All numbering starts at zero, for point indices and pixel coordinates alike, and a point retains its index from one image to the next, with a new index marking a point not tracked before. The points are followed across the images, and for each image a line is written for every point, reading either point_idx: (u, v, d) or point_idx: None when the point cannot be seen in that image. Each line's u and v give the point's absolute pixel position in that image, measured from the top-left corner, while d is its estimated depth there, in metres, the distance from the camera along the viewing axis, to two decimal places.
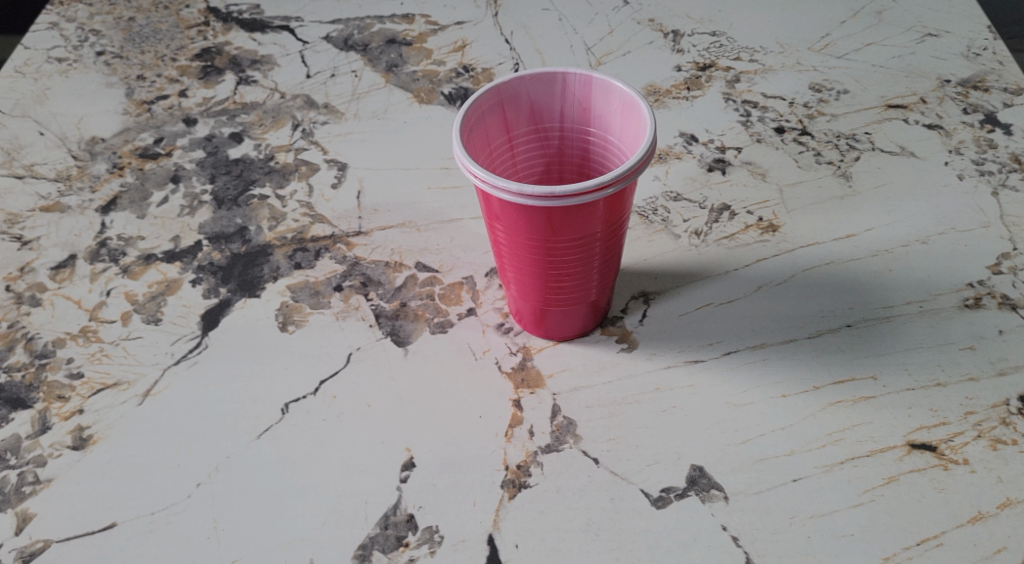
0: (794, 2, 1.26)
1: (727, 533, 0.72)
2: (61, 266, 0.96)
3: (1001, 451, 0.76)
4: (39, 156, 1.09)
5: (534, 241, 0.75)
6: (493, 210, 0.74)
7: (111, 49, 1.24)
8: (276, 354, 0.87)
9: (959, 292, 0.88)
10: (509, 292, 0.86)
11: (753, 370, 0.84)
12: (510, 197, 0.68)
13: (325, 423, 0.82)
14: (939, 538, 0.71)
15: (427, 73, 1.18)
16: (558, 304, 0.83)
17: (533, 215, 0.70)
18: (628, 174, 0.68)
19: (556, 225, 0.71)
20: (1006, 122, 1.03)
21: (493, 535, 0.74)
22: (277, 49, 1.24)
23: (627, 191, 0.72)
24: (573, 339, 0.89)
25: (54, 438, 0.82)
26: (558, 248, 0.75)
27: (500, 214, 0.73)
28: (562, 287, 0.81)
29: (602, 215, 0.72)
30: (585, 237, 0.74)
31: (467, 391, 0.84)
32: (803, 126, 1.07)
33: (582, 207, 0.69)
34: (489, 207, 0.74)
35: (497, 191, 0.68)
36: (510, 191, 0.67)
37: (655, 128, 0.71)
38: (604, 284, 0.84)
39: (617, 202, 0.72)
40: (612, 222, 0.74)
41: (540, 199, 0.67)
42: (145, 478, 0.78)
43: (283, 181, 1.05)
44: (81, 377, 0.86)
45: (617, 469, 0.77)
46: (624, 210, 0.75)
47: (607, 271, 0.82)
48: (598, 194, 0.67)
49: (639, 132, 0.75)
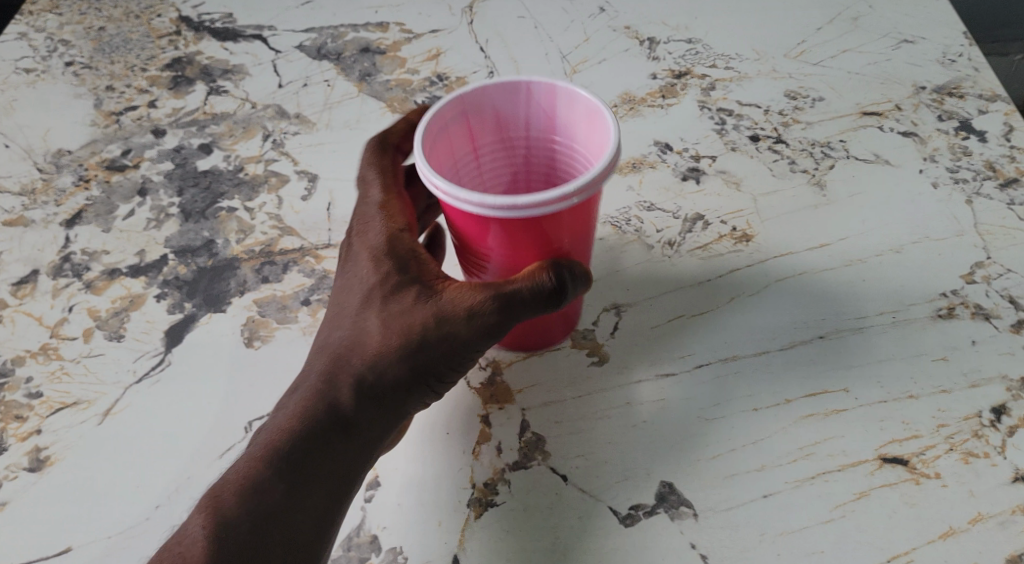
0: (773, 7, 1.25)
1: (696, 551, 0.72)
2: (23, 281, 0.95)
3: (973, 464, 0.75)
4: (3, 169, 1.07)
5: (499, 252, 0.73)
6: (456, 222, 0.72)
7: (80, 59, 1.22)
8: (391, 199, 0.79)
9: (932, 301, 0.87)
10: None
11: (725, 383, 0.83)
12: (471, 208, 0.67)
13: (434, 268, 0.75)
14: (909, 554, 0.71)
15: (400, 83, 1.17)
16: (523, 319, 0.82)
17: (496, 225, 0.69)
18: (591, 183, 0.67)
19: (519, 233, 0.70)
20: (981, 129, 1.03)
21: (459, 555, 0.73)
22: (249, 57, 1.22)
23: (592, 201, 0.71)
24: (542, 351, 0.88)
25: (10, 460, 0.80)
26: (521, 260, 0.74)
27: (463, 224, 0.72)
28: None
29: (566, 225, 0.71)
30: (550, 248, 0.73)
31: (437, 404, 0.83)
32: (777, 134, 1.06)
33: (546, 217, 0.68)
34: (452, 218, 0.72)
35: (459, 203, 0.67)
36: (472, 202, 0.66)
37: (620, 138, 0.70)
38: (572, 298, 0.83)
39: (581, 213, 0.71)
40: (577, 234, 0.73)
41: (502, 209, 0.66)
42: (104, 500, 0.77)
43: (253, 193, 1.03)
44: (40, 397, 0.84)
45: (585, 486, 0.76)
46: (590, 221, 0.74)
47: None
48: (561, 203, 0.66)
49: (604, 142, 0.74)
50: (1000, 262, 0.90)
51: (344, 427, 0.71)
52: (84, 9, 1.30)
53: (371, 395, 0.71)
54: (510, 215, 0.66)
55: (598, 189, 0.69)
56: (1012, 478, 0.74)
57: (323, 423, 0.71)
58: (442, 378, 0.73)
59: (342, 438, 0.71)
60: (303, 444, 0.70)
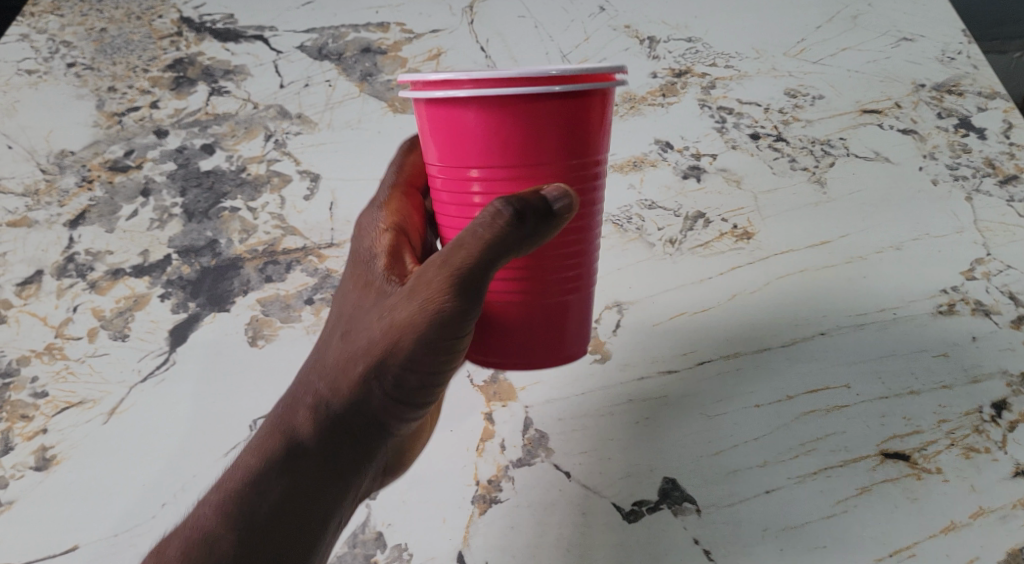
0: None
1: (700, 545, 0.79)
2: (28, 282, 0.97)
3: (974, 459, 0.80)
4: (6, 170, 1.06)
5: (473, 178, 0.65)
6: (432, 146, 0.66)
7: (82, 59, 1.12)
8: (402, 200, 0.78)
9: (932, 298, 0.88)
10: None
11: (727, 381, 0.86)
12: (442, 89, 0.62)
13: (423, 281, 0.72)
14: (911, 548, 0.77)
15: (401, 83, 1.08)
16: (504, 291, 0.68)
17: (468, 123, 0.62)
18: (577, 79, 0.61)
19: (493, 136, 0.62)
20: (982, 126, 0.98)
21: (463, 552, 0.80)
22: (250, 58, 1.11)
23: (583, 127, 0.64)
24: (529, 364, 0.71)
25: (17, 459, 0.87)
26: (497, 187, 0.64)
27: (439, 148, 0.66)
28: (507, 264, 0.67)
29: (549, 143, 0.63)
30: (529, 168, 0.63)
31: (427, 425, 0.80)
32: (778, 132, 0.99)
33: (522, 111, 0.61)
34: (428, 141, 0.67)
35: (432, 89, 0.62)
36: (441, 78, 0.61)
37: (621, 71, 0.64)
38: (564, 291, 0.70)
39: (567, 127, 0.63)
40: (565, 164, 0.64)
41: (471, 86, 0.60)
42: (107, 499, 0.85)
43: (255, 193, 1.01)
44: (45, 396, 0.90)
45: (588, 482, 0.82)
46: (584, 156, 0.65)
47: (569, 258, 0.68)
48: (538, 85, 0.60)
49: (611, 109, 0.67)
50: (1000, 258, 0.90)
51: (303, 454, 0.69)
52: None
53: (331, 419, 0.68)
54: (479, 91, 0.60)
55: (586, 99, 0.63)
56: (1013, 472, 0.79)
57: (282, 453, 0.69)
58: (404, 385, 0.66)
59: (303, 465, 0.69)
60: (262, 474, 0.68)
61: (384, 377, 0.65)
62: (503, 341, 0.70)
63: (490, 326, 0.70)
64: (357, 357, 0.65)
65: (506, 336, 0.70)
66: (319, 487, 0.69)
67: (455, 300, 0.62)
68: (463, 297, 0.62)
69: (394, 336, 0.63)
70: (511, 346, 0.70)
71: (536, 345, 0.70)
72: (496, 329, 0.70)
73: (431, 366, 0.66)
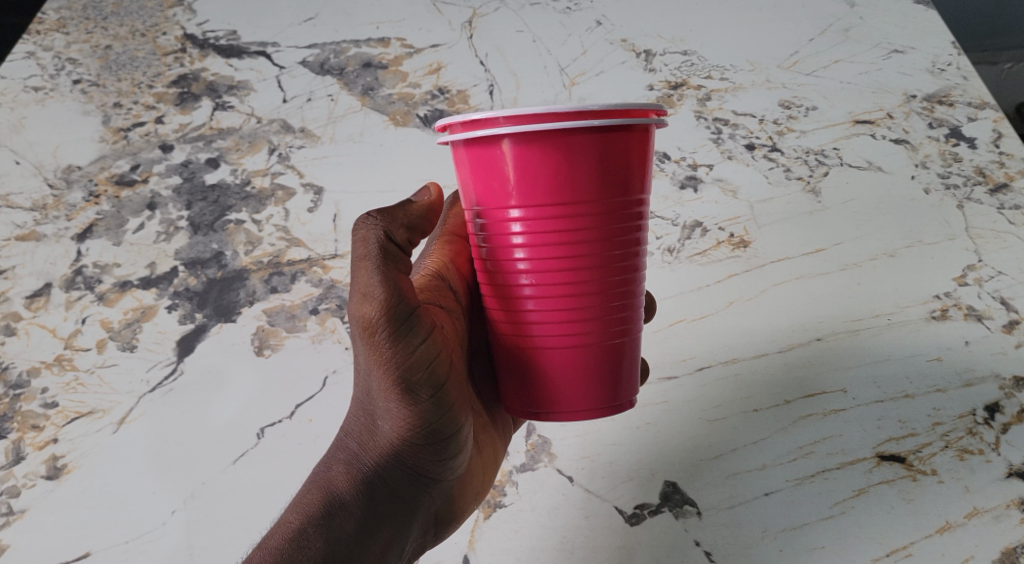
0: (795, 15, 1.11)
1: (700, 548, 0.81)
2: (37, 294, 0.99)
3: (968, 460, 0.82)
4: (15, 186, 1.07)
5: (514, 219, 0.64)
6: (472, 193, 0.66)
7: (87, 76, 1.14)
8: (444, 250, 0.80)
9: (926, 303, 0.90)
10: (501, 359, 0.70)
11: (725, 387, 0.89)
12: (480, 133, 0.62)
13: (443, 318, 0.72)
14: (907, 548, 0.79)
15: (402, 96, 1.08)
16: (548, 338, 0.67)
17: (507, 164, 0.62)
18: (614, 115, 0.62)
19: (534, 174, 0.62)
20: (971, 135, 1.00)
21: (469, 555, 0.84)
22: (253, 74, 1.12)
23: (623, 163, 0.63)
24: (573, 411, 0.68)
25: (29, 468, 0.90)
26: (540, 230, 0.63)
27: (479, 194, 0.65)
28: (551, 309, 0.66)
29: (590, 182, 0.62)
30: (569, 206, 0.63)
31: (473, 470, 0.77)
32: (772, 142, 1.01)
33: (562, 150, 0.61)
34: (469, 191, 0.66)
35: (471, 133, 0.63)
36: (481, 118, 0.61)
37: (659, 107, 0.65)
38: (609, 331, 0.67)
39: (609, 164, 0.63)
40: (606, 202, 0.63)
41: (510, 128, 0.61)
42: (120, 506, 0.89)
43: (260, 206, 1.03)
44: (56, 407, 0.93)
45: (590, 486, 0.86)
46: (626, 194, 0.64)
47: (615, 302, 0.66)
48: (574, 120, 0.60)
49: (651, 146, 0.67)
50: (991, 264, 0.91)
51: (340, 508, 0.68)
52: (89, 16, 1.19)
53: (363, 471, 0.68)
54: (517, 128, 0.60)
55: (625, 135, 0.63)
56: (1006, 473, 0.81)
57: (316, 510, 0.67)
58: (409, 408, 0.64)
59: (340, 518, 0.67)
60: (299, 530, 0.66)
61: (389, 406, 0.64)
62: (551, 395, 0.68)
63: (534, 378, 0.68)
64: (368, 399, 0.66)
65: (555, 387, 0.67)
66: (358, 538, 0.67)
67: (387, 303, 0.60)
68: (401, 300, 0.61)
69: (372, 361, 0.63)
70: (561, 399, 0.68)
71: (585, 395, 0.67)
72: (542, 379, 0.68)
73: (422, 379, 0.63)
